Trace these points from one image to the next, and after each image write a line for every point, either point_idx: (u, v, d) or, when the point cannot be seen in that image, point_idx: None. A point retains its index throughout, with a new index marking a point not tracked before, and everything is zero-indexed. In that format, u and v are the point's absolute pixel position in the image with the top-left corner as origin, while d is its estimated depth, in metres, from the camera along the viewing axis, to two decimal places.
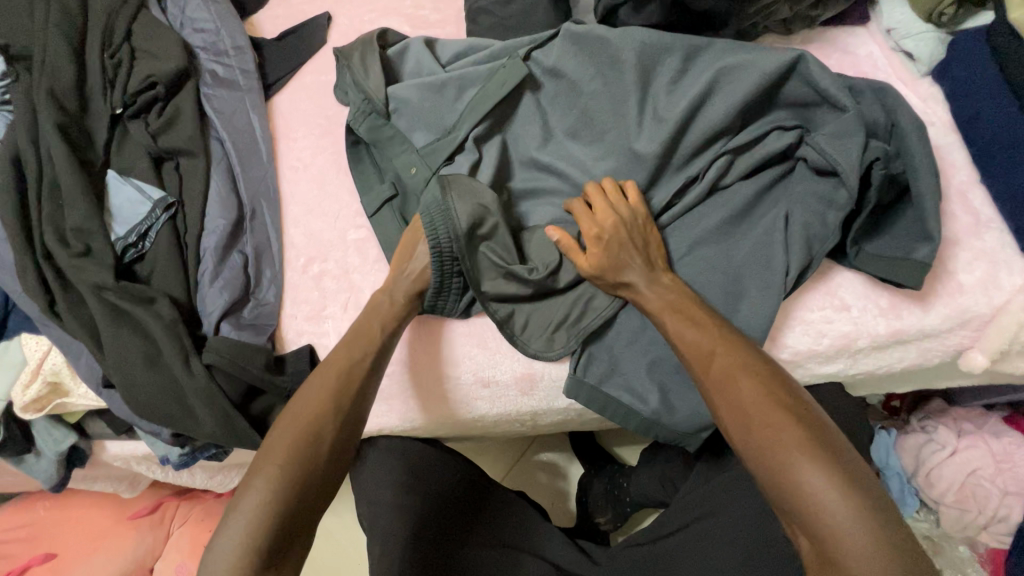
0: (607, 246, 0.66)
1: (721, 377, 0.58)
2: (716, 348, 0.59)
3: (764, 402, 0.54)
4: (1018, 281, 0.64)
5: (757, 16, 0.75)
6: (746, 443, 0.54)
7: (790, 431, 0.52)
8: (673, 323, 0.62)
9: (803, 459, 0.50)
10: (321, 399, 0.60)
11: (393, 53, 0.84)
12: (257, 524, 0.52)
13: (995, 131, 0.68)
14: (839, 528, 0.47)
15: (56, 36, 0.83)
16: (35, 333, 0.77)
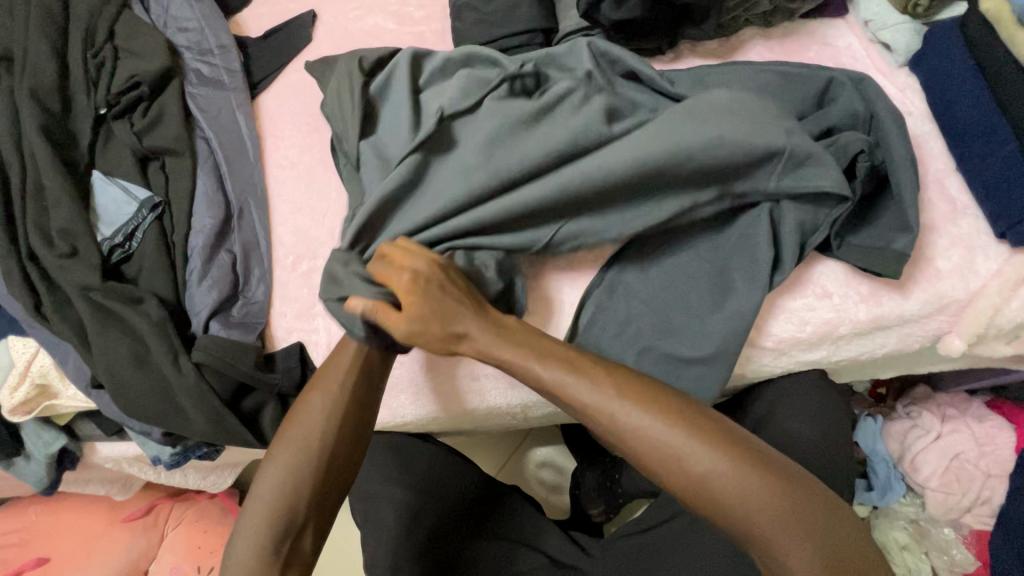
0: (425, 298, 0.59)
1: (632, 429, 0.54)
2: (617, 398, 0.55)
3: (693, 447, 0.52)
4: (994, 266, 0.65)
5: (738, 10, 0.76)
6: (682, 488, 0.53)
7: (722, 465, 0.51)
8: (561, 377, 0.57)
9: (741, 490, 0.51)
10: (318, 399, 0.62)
11: (367, 66, 0.79)
12: (262, 526, 0.57)
13: (970, 119, 0.69)
14: (786, 543, 0.50)
15: (38, 36, 0.83)
16: (23, 335, 0.76)
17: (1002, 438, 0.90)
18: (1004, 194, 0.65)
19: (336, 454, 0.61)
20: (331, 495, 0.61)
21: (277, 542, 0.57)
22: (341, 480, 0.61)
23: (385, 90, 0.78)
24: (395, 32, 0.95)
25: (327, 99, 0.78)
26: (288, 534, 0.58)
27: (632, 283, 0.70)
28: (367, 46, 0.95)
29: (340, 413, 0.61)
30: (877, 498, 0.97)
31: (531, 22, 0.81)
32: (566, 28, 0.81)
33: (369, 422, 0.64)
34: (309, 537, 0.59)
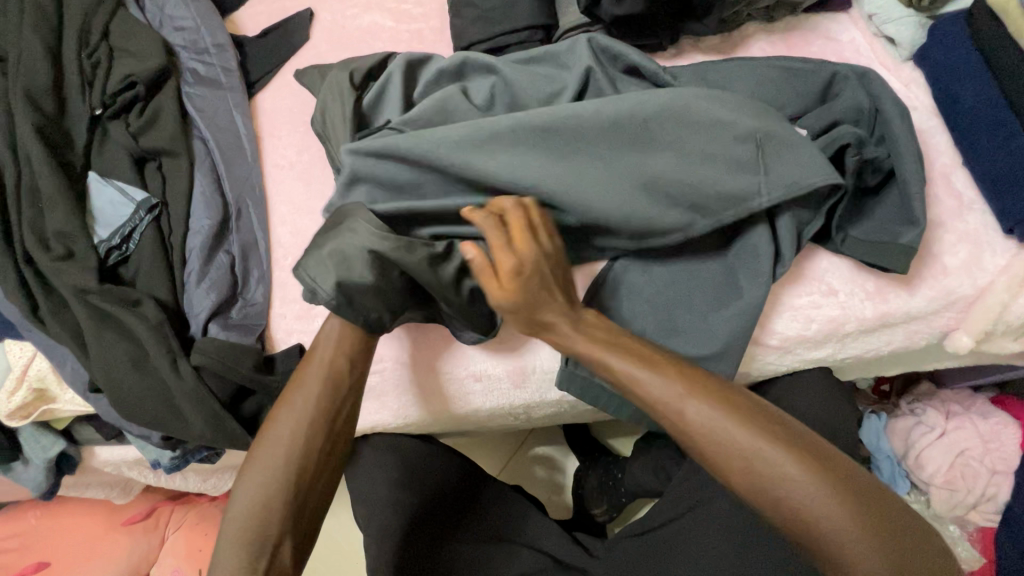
0: (528, 287, 0.59)
1: (694, 416, 0.54)
2: (679, 383, 0.55)
3: (762, 446, 0.51)
4: (1001, 262, 0.64)
5: (740, 4, 0.75)
6: (741, 478, 0.52)
7: (784, 457, 0.51)
8: (620, 359, 0.58)
9: (802, 485, 0.50)
10: (286, 411, 0.60)
11: (358, 81, 0.80)
12: (240, 538, 0.55)
13: (976, 113, 0.68)
14: (849, 541, 0.49)
15: (31, 36, 0.82)
16: (17, 339, 0.75)
17: (1007, 434, 0.90)
18: (1012, 188, 0.64)
19: (317, 452, 0.59)
20: (311, 504, 0.59)
21: (256, 554, 0.55)
22: (318, 488, 0.59)
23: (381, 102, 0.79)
24: (393, 30, 0.94)
25: (319, 106, 0.78)
26: (266, 546, 0.55)
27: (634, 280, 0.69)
28: (365, 44, 0.94)
29: (308, 422, 0.59)
30: None
31: (531, 18, 0.80)
32: (567, 24, 0.80)
33: (343, 430, 0.62)
34: (289, 547, 0.56)
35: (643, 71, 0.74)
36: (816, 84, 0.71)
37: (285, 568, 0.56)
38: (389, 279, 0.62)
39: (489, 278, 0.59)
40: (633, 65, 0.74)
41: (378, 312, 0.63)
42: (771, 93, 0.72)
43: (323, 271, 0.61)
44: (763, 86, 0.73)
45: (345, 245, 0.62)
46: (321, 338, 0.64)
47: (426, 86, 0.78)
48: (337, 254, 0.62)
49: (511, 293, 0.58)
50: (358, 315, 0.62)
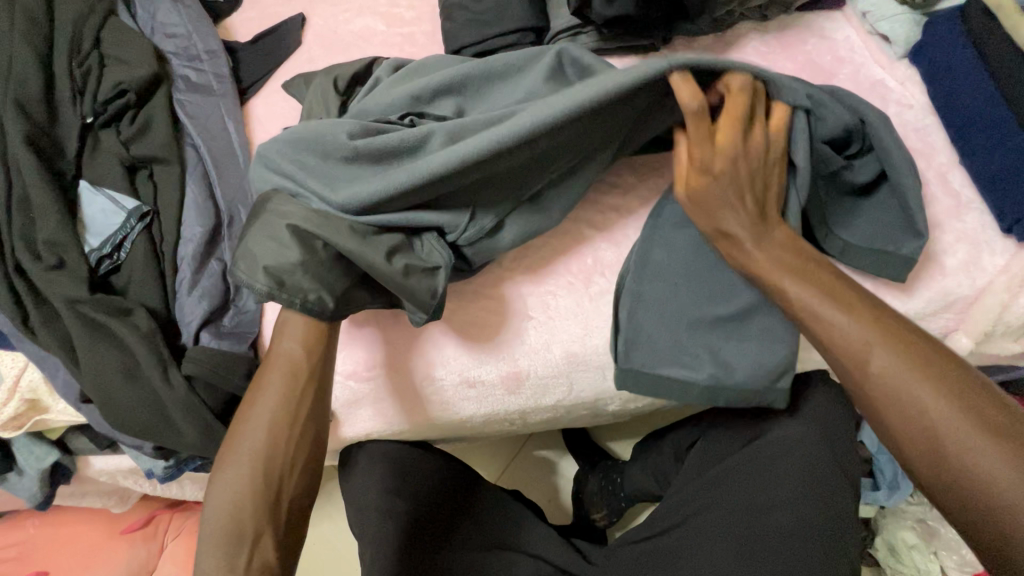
0: (719, 183, 0.59)
1: (889, 379, 0.51)
2: (880, 340, 0.53)
3: (949, 404, 0.49)
4: (1000, 262, 0.63)
5: (732, 4, 0.75)
6: (901, 419, 0.50)
7: (984, 444, 0.46)
8: (816, 305, 0.56)
9: (1005, 480, 0.45)
10: (250, 409, 0.58)
11: (344, 87, 0.81)
12: (216, 537, 0.54)
13: (973, 111, 0.67)
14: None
15: (22, 44, 0.81)
16: (11, 349, 0.75)
17: None
18: (1009, 186, 0.63)
19: (288, 445, 0.58)
20: (286, 499, 0.57)
21: (234, 552, 0.53)
22: (292, 482, 0.57)
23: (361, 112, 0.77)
24: (386, 34, 0.94)
25: (305, 113, 0.79)
26: (243, 541, 0.54)
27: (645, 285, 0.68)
28: (357, 49, 0.94)
29: (271, 417, 0.58)
30: (884, 499, 0.94)
31: (523, 19, 0.80)
32: (559, 26, 0.80)
33: (310, 423, 0.60)
34: (268, 541, 0.54)
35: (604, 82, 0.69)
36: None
37: (266, 564, 0.54)
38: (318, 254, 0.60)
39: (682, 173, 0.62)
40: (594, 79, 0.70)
41: (313, 292, 0.59)
42: None
43: (251, 254, 0.60)
44: None
45: (274, 226, 0.61)
46: (274, 333, 0.62)
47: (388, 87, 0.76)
48: (264, 239, 0.61)
49: (700, 183, 0.60)
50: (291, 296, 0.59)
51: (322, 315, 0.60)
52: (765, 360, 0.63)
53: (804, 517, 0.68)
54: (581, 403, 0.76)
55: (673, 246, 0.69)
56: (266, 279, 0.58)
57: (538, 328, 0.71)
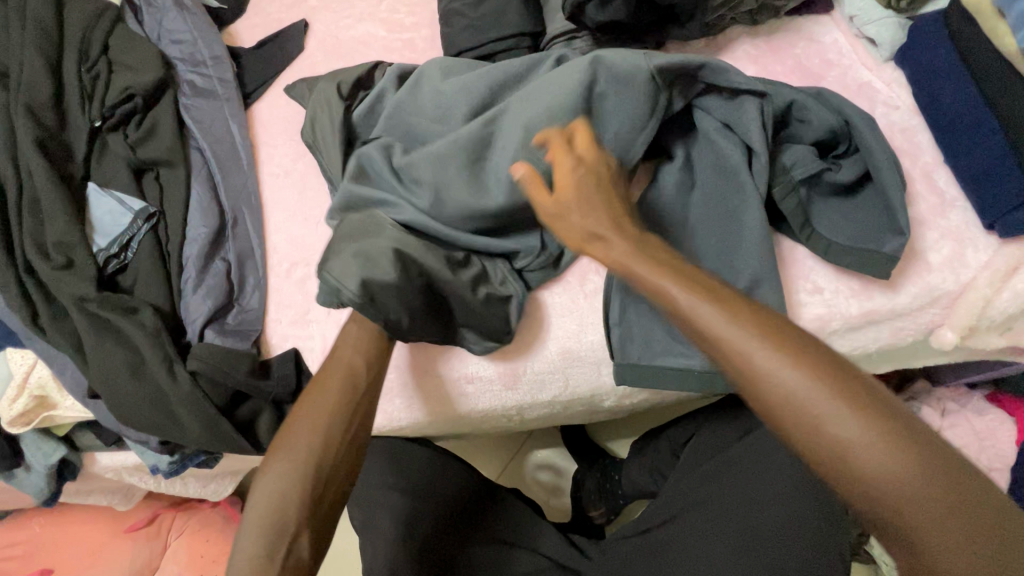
0: (569, 201, 0.58)
1: (778, 384, 0.45)
2: (757, 337, 0.46)
3: (841, 409, 0.43)
4: (984, 258, 0.65)
5: (722, 9, 0.77)
6: (796, 430, 0.44)
7: (878, 439, 0.42)
8: (691, 301, 0.49)
9: (899, 476, 0.41)
10: (309, 407, 0.60)
11: (346, 92, 0.82)
12: (257, 530, 0.53)
13: (956, 111, 0.69)
14: (945, 545, 0.40)
15: (32, 51, 0.84)
16: (21, 347, 0.77)
17: (1002, 431, 0.90)
18: (991, 184, 0.65)
19: (339, 447, 0.59)
20: (327, 500, 0.57)
21: (272, 547, 0.53)
22: (337, 484, 0.58)
23: (370, 117, 0.80)
24: (385, 40, 0.96)
25: (309, 118, 0.81)
26: (282, 539, 0.53)
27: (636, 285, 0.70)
28: (357, 54, 0.96)
29: (328, 417, 0.59)
30: None
31: (519, 25, 0.82)
32: (553, 31, 0.81)
33: (361, 429, 0.61)
34: (305, 541, 0.54)
35: None
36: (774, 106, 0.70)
37: (300, 563, 0.54)
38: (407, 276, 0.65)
39: (536, 192, 0.61)
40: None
41: (397, 313, 0.64)
42: None
43: (346, 263, 0.64)
44: None
45: (368, 247, 0.66)
46: (344, 342, 0.66)
47: (402, 92, 0.78)
48: (360, 256, 0.65)
49: (556, 199, 0.59)
50: (379, 312, 0.64)
51: (395, 330, 0.65)
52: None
53: (797, 511, 0.69)
54: (578, 399, 0.77)
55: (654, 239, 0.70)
56: (360, 293, 0.63)
57: (534, 324, 0.73)
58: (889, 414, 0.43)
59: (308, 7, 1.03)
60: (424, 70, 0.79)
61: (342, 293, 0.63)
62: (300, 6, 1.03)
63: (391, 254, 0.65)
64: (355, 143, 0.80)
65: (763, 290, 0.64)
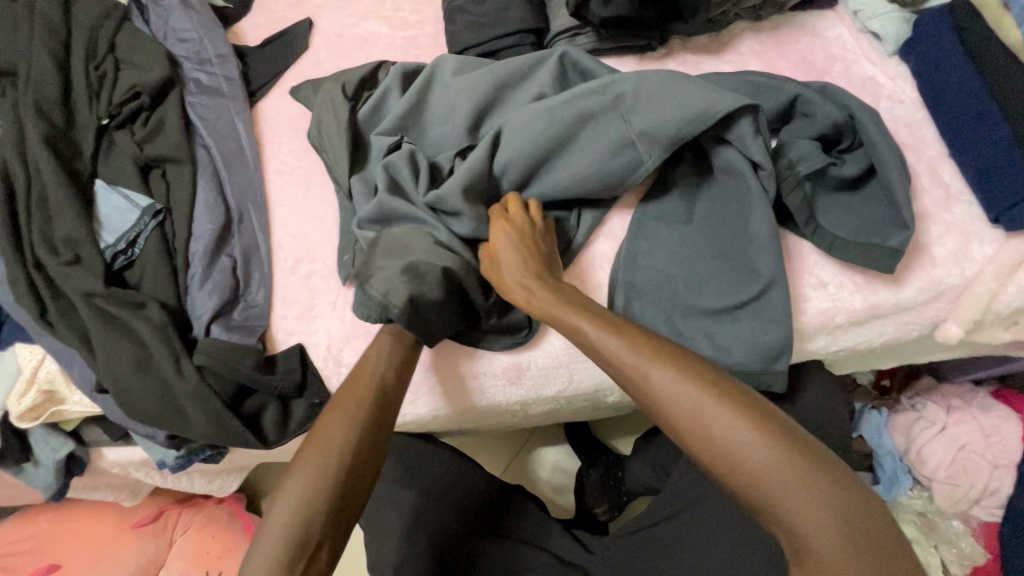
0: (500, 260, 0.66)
1: (670, 397, 0.53)
2: (650, 357, 0.55)
3: (721, 412, 0.51)
4: (989, 252, 0.65)
5: (726, 5, 0.77)
6: (686, 434, 0.52)
7: (754, 437, 0.50)
8: (598, 331, 0.58)
9: (772, 468, 0.48)
10: (339, 417, 0.61)
11: (351, 92, 0.83)
12: (281, 539, 0.53)
13: (961, 105, 0.69)
14: (814, 523, 0.47)
15: (40, 50, 0.84)
16: (29, 342, 0.78)
17: (1008, 427, 0.90)
18: (995, 178, 0.65)
19: (366, 458, 0.60)
20: (349, 513, 0.58)
21: (294, 556, 0.53)
22: (359, 496, 0.59)
23: (374, 116, 0.81)
24: (390, 37, 0.96)
25: (316, 120, 0.81)
26: (306, 546, 0.54)
27: (640, 281, 0.70)
28: (362, 51, 0.96)
29: (358, 429, 0.60)
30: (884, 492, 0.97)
31: (523, 21, 0.82)
32: (558, 27, 0.82)
33: (386, 442, 0.63)
34: (326, 553, 0.55)
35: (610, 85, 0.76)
36: (776, 105, 0.70)
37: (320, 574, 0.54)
38: (447, 290, 0.65)
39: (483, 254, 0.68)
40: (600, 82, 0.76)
41: (438, 326, 0.65)
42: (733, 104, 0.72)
43: (390, 280, 0.62)
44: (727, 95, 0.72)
45: (414, 264, 0.64)
46: (373, 353, 0.67)
47: (410, 90, 0.78)
48: (408, 273, 0.63)
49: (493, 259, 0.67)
50: (422, 328, 0.64)
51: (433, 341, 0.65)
52: (760, 339, 0.64)
53: None
54: (582, 394, 0.77)
55: (660, 237, 0.71)
56: (407, 309, 0.61)
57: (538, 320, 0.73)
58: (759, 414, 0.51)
59: (313, 5, 1.04)
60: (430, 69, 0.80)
61: (389, 310, 0.61)
62: (304, 4, 1.04)
63: (435, 269, 0.64)
64: (360, 140, 0.81)
65: (771, 287, 0.65)
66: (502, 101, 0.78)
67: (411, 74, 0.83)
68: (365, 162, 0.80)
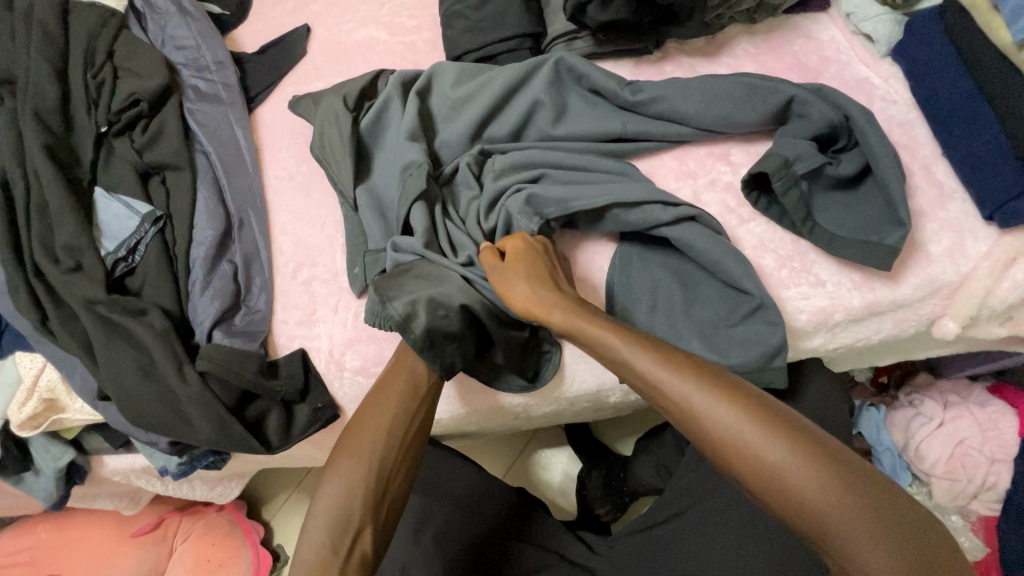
0: (504, 267, 0.66)
1: (711, 418, 0.53)
2: (691, 381, 0.55)
3: (769, 436, 0.51)
4: (983, 248, 0.66)
5: (721, 8, 0.78)
6: (734, 458, 0.52)
7: (800, 458, 0.50)
8: (632, 352, 0.58)
9: (817, 488, 0.48)
10: (374, 408, 0.64)
11: (352, 104, 0.83)
12: (325, 524, 0.58)
13: (952, 105, 0.70)
14: (861, 541, 0.47)
15: (38, 58, 0.84)
16: (29, 351, 0.77)
17: (1005, 422, 0.91)
18: (988, 176, 0.66)
19: (400, 450, 0.63)
20: (388, 501, 0.61)
21: (337, 541, 0.57)
22: (396, 485, 0.62)
23: (375, 123, 0.81)
24: (388, 43, 0.97)
25: (317, 131, 0.82)
26: (347, 533, 0.58)
27: (633, 281, 0.70)
28: (361, 57, 0.97)
29: (390, 419, 0.63)
30: None
31: (521, 27, 0.83)
32: (555, 31, 0.83)
33: (419, 432, 0.65)
34: (367, 539, 0.58)
35: (604, 89, 0.77)
36: (773, 105, 0.71)
37: (364, 558, 0.58)
38: (466, 324, 0.66)
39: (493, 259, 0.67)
40: (595, 85, 0.77)
41: (454, 357, 0.65)
42: (728, 106, 0.73)
43: (414, 304, 0.64)
44: (722, 96, 0.73)
45: (439, 294, 0.66)
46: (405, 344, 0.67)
47: (409, 99, 0.80)
48: (428, 301, 0.64)
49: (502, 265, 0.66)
50: (440, 359, 0.64)
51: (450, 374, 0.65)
52: (759, 342, 0.65)
53: None
54: (584, 395, 0.77)
55: (653, 248, 0.72)
56: (422, 337, 0.63)
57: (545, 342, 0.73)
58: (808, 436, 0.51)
59: (311, 11, 1.04)
60: (428, 77, 0.81)
61: (408, 332, 0.63)
62: (303, 10, 1.05)
63: (452, 306, 0.65)
64: (361, 148, 0.82)
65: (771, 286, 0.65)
66: (501, 108, 0.79)
67: (409, 83, 0.83)
68: (367, 171, 0.81)
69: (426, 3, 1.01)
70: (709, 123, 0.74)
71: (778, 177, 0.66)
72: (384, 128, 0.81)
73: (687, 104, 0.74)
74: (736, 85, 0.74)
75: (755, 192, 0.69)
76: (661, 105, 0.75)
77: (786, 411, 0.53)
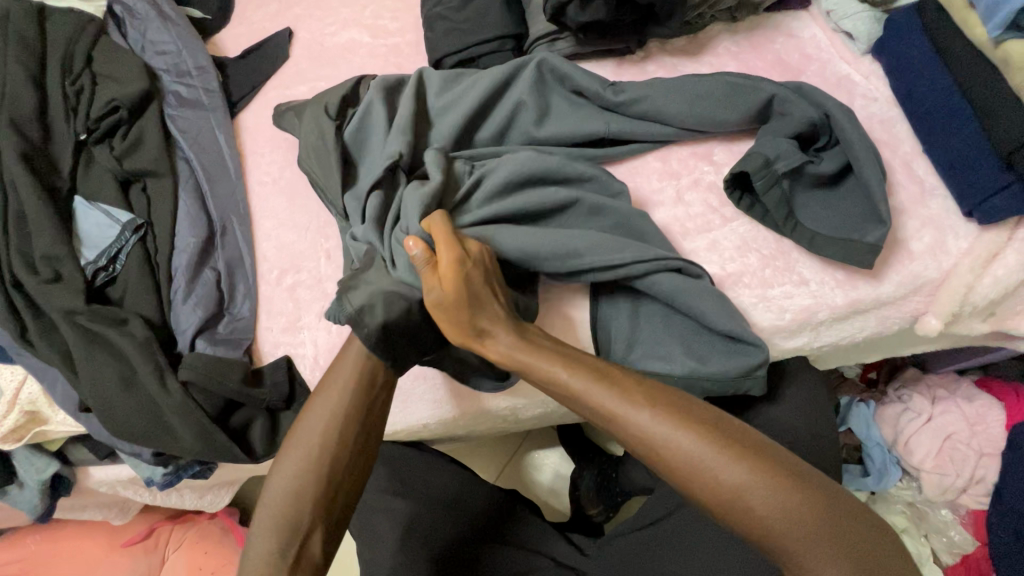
0: (443, 290, 0.60)
1: (673, 448, 0.52)
2: (641, 407, 0.54)
3: (719, 457, 0.51)
4: (964, 245, 0.66)
5: (703, 7, 0.78)
6: (687, 481, 0.51)
7: (749, 476, 0.50)
8: (589, 382, 0.57)
9: (773, 505, 0.49)
10: (320, 405, 0.62)
11: (334, 111, 0.82)
12: (271, 530, 0.56)
13: (934, 101, 0.70)
14: (814, 550, 0.48)
15: (16, 66, 0.83)
16: (9, 363, 0.76)
17: (992, 416, 0.92)
18: (967, 172, 0.66)
19: (349, 449, 0.61)
20: (338, 502, 0.59)
21: (284, 546, 0.56)
22: (346, 485, 0.60)
23: (358, 126, 0.80)
24: (371, 46, 0.96)
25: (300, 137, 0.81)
26: (295, 537, 0.56)
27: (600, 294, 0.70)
28: (344, 60, 0.96)
29: (340, 417, 0.61)
30: (873, 484, 0.96)
31: (503, 28, 0.82)
32: (537, 32, 0.83)
33: (373, 432, 0.63)
34: (316, 543, 0.57)
35: (586, 90, 0.77)
36: (753, 105, 0.72)
37: (312, 561, 0.57)
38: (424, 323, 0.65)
39: (430, 272, 0.60)
40: (577, 86, 0.78)
41: (407, 354, 0.64)
42: (709, 106, 0.73)
43: (369, 297, 0.63)
44: (704, 97, 0.73)
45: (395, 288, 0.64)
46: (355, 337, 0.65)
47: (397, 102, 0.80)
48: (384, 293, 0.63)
49: (442, 289, 0.59)
50: (392, 352, 0.63)
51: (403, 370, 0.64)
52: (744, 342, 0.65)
53: None
54: None
55: None
56: (377, 332, 0.61)
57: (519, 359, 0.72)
58: (757, 450, 0.52)
59: (293, 14, 1.04)
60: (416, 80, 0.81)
61: (360, 327, 0.61)
62: (285, 13, 1.04)
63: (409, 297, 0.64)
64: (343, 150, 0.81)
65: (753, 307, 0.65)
66: (484, 111, 0.78)
67: (392, 87, 0.82)
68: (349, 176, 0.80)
69: (408, 5, 1.01)
70: (691, 123, 0.73)
71: (764, 174, 0.66)
72: (368, 130, 0.80)
73: (669, 104, 0.74)
74: (718, 85, 0.74)
75: (737, 192, 0.69)
76: (644, 104, 0.75)
77: (736, 428, 0.54)
